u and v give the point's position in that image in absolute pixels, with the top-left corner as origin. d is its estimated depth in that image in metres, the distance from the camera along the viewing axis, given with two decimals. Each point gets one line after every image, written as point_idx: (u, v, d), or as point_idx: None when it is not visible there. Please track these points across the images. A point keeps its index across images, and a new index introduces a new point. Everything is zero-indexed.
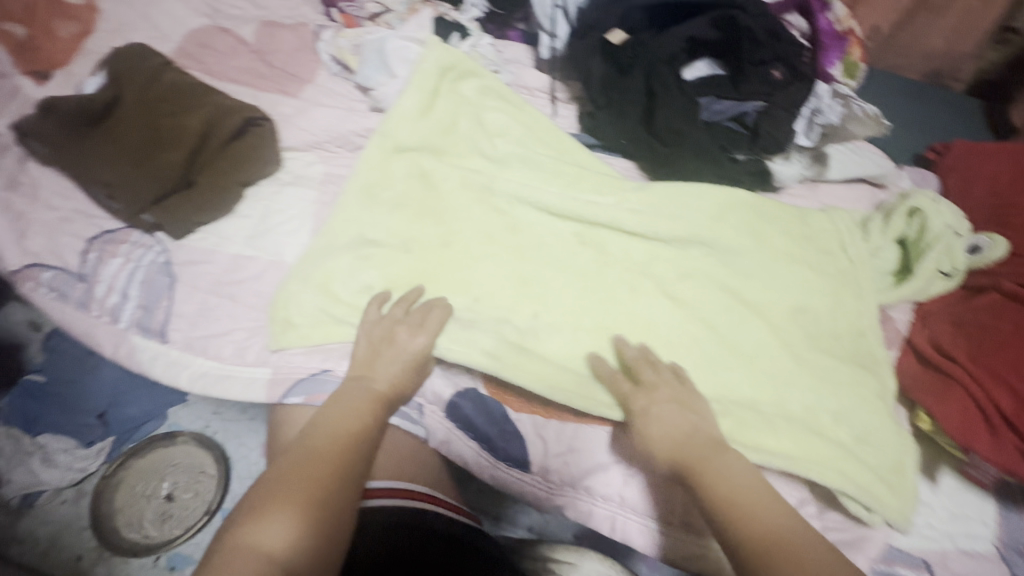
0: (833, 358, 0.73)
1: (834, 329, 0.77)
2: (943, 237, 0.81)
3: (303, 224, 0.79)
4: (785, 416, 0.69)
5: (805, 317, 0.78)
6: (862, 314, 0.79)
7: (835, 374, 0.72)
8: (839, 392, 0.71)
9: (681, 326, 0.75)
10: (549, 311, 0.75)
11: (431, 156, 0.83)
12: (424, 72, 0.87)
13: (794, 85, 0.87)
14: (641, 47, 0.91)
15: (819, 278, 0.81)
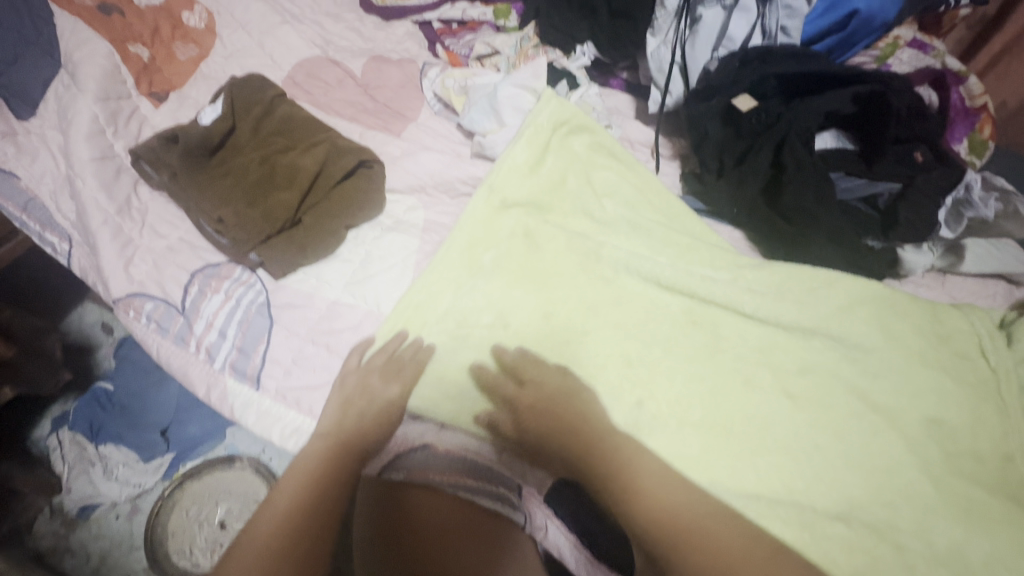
0: (982, 489, 0.65)
1: (977, 450, 0.68)
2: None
3: (403, 274, 0.76)
4: (930, 555, 0.59)
5: (942, 432, 0.69)
6: (1009, 435, 0.70)
7: (987, 509, 0.63)
8: (994, 531, 0.61)
9: (808, 430, 0.67)
10: (655, 400, 0.68)
11: (543, 217, 0.79)
12: (537, 126, 0.83)
13: (938, 170, 0.80)
14: (770, 114, 0.84)
15: (958, 388, 0.72)
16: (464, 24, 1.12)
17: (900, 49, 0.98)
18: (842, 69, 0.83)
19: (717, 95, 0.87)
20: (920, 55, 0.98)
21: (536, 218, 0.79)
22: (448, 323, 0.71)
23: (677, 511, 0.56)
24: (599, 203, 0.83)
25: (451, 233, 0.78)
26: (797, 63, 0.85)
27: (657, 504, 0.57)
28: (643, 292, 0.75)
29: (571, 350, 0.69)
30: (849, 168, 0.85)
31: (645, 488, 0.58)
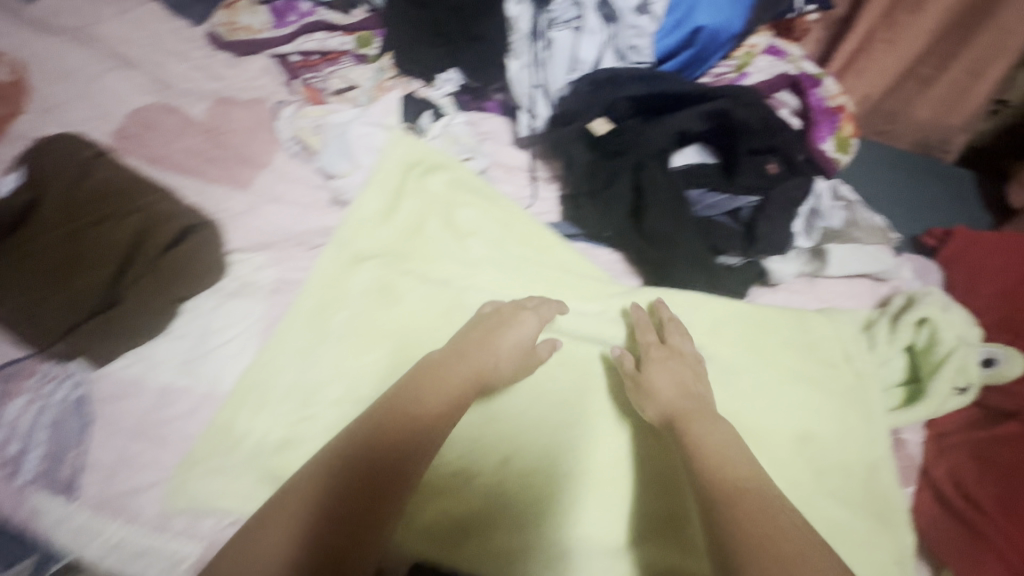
0: (843, 508, 0.66)
1: (844, 463, 0.69)
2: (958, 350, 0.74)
3: (246, 346, 0.69)
4: None
5: (812, 449, 0.69)
6: (874, 443, 0.71)
7: (847, 529, 0.65)
8: (854, 554, 0.64)
9: (669, 468, 0.67)
10: (520, 458, 0.66)
11: (402, 269, 0.76)
12: (386, 172, 0.80)
13: (790, 180, 0.82)
14: (627, 136, 0.83)
15: (823, 399, 0.73)
16: (325, 55, 1.05)
17: (757, 57, 1.01)
18: (690, 87, 0.83)
19: (578, 119, 0.84)
20: (776, 62, 1.01)
21: (393, 271, 0.76)
22: (292, 402, 0.66)
23: (718, 485, 0.55)
24: (464, 242, 0.80)
25: (299, 297, 0.73)
26: (645, 83, 0.83)
27: (718, 473, 0.56)
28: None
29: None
30: (710, 184, 0.84)
31: (731, 467, 0.57)
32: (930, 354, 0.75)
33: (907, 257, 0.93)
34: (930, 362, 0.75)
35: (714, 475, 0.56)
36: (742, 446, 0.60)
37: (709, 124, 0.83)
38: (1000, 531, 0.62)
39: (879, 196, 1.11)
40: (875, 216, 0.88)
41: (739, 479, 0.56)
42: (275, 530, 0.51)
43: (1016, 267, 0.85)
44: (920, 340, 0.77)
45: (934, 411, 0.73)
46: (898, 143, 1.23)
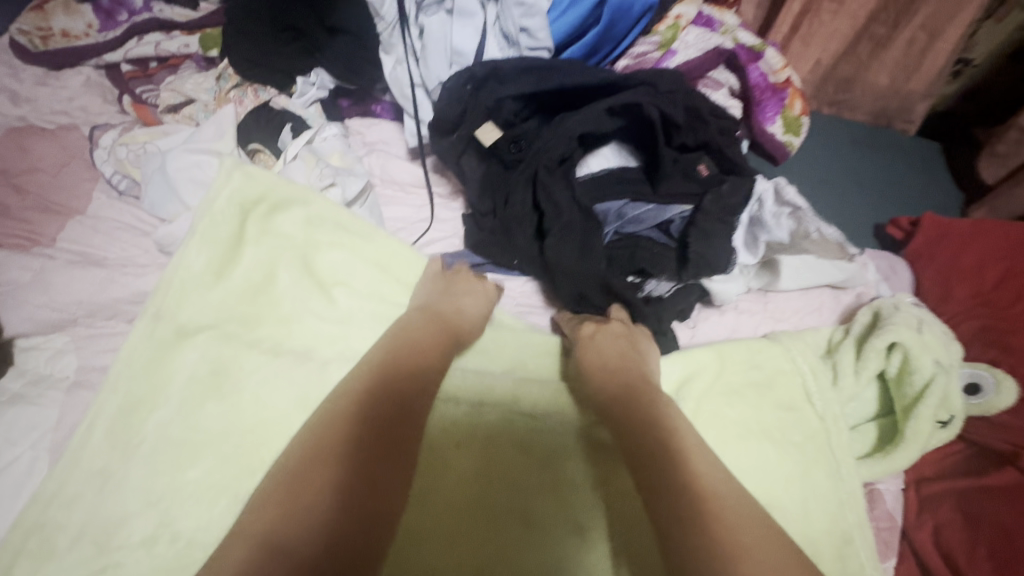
0: None
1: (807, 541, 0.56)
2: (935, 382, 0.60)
3: (25, 470, 0.52)
4: None
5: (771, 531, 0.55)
6: (846, 509, 0.57)
7: None
8: None
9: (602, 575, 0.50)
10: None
11: (245, 341, 0.59)
12: (214, 216, 0.61)
13: (726, 182, 0.67)
14: (523, 143, 0.67)
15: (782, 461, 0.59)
16: (165, 61, 0.87)
17: (685, 30, 0.84)
18: (598, 75, 0.66)
19: (462, 123, 0.66)
20: (706, 33, 0.85)
21: (232, 344, 0.59)
22: (87, 546, 0.49)
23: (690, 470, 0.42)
24: (329, 295, 0.63)
25: (99, 395, 0.54)
26: (536, 75, 0.65)
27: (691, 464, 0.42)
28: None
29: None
30: (631, 193, 0.69)
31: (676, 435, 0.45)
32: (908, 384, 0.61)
33: (871, 254, 0.79)
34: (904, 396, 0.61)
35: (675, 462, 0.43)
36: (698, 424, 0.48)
37: (621, 121, 0.68)
38: None
39: (835, 181, 0.98)
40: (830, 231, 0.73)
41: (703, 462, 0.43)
42: (316, 481, 0.38)
43: (997, 262, 0.73)
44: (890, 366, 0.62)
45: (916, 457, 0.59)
46: (855, 115, 1.08)
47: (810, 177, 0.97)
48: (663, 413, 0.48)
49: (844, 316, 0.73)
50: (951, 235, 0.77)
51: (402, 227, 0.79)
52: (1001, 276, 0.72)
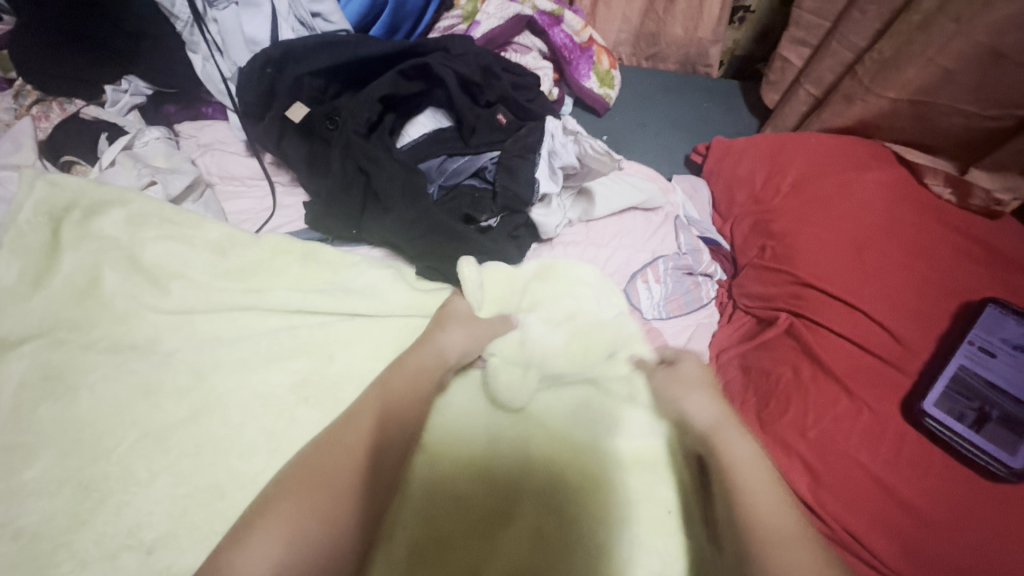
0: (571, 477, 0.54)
1: (569, 416, 0.58)
2: (498, 362, 0.59)
3: None
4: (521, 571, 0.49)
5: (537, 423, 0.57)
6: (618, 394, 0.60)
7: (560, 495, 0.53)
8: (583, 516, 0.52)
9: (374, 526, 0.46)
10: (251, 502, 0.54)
11: (82, 343, 0.60)
12: (19, 228, 0.63)
13: (523, 128, 0.75)
14: (335, 116, 0.71)
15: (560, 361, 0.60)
16: None
17: (486, 2, 0.93)
18: (389, 45, 0.72)
19: (272, 104, 0.70)
20: (507, 2, 0.94)
21: (63, 351, 0.59)
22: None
23: (764, 515, 0.43)
24: (166, 288, 0.65)
25: None
26: (330, 51, 0.70)
27: (756, 506, 0.44)
28: (238, 391, 0.60)
29: (143, 521, 0.52)
30: (447, 150, 0.75)
31: (745, 476, 0.46)
32: (534, 342, 0.60)
33: (676, 179, 0.93)
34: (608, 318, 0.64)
35: (753, 515, 0.43)
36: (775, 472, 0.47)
37: (419, 83, 0.74)
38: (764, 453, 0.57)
39: (654, 122, 1.10)
40: None
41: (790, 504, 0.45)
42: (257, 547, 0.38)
43: (761, 167, 0.86)
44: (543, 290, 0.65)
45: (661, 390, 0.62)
46: (666, 65, 1.22)
47: (631, 122, 1.08)
48: (724, 452, 0.48)
49: (654, 232, 0.84)
50: (730, 152, 0.91)
51: (245, 218, 0.81)
52: (766, 176, 0.85)
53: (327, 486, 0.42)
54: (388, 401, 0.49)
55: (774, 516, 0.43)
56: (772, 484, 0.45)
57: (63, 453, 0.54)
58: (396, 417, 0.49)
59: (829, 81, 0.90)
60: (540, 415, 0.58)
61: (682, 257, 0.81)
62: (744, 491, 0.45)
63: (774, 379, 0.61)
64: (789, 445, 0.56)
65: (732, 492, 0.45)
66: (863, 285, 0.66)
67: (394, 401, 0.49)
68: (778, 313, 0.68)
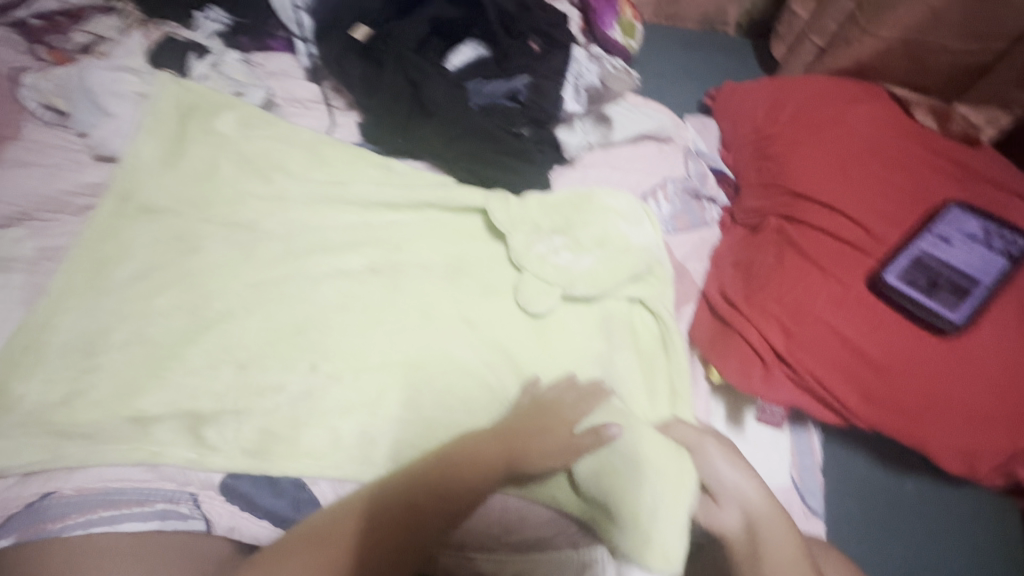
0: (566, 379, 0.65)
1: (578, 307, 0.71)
2: (530, 276, 0.70)
3: (9, 318, 0.65)
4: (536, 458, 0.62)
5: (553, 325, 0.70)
6: (620, 283, 0.70)
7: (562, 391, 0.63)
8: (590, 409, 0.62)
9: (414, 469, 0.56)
10: (329, 350, 0.65)
11: (198, 216, 0.72)
12: (156, 113, 0.76)
13: (553, 54, 0.86)
14: (390, 38, 0.82)
15: (575, 260, 0.71)
16: (69, 14, 0.94)
17: None
18: None
19: (337, 26, 0.83)
20: None
21: (170, 219, 0.71)
22: (92, 359, 0.61)
23: None
24: (267, 177, 0.75)
25: (74, 257, 0.67)
26: None
27: None
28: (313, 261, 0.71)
29: (245, 352, 0.64)
30: (485, 73, 0.86)
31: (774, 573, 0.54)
32: (569, 269, 0.70)
33: (688, 119, 1.03)
34: (632, 249, 0.72)
35: None
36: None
37: (461, 10, 0.86)
38: (747, 321, 0.67)
39: (673, 73, 1.19)
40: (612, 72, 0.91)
41: None
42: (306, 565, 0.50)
43: (766, 103, 0.95)
44: (576, 218, 0.76)
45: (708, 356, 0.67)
46: (687, 23, 1.30)
47: (651, 73, 1.19)
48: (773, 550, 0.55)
49: (667, 158, 0.94)
50: (738, 91, 1.00)
51: None
52: (769, 108, 0.93)
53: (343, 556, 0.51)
54: (445, 471, 0.54)
55: None
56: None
57: (175, 295, 0.66)
58: (452, 493, 0.54)
59: (831, 30, 0.99)
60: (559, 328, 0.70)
61: (690, 181, 0.92)
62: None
63: (760, 264, 0.71)
64: (769, 310, 0.66)
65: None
66: (845, 194, 0.75)
67: (450, 462, 0.55)
68: (769, 219, 0.78)
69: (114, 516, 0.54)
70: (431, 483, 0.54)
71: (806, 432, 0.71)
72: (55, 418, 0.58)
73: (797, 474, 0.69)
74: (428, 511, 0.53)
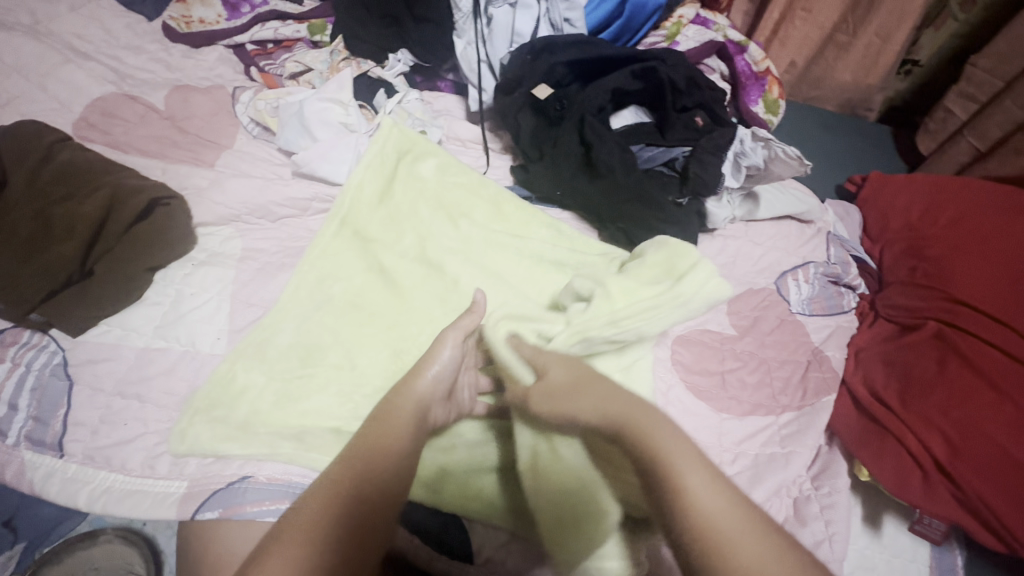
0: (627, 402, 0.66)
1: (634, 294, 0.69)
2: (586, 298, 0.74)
3: (219, 308, 0.73)
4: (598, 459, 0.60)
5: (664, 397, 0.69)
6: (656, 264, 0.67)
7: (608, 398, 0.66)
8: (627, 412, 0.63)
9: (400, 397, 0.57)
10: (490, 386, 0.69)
11: (389, 244, 0.81)
12: (382, 156, 0.87)
13: (716, 130, 0.89)
14: (567, 100, 0.91)
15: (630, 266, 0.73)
16: (280, 44, 1.11)
17: (686, 27, 1.14)
18: (625, 51, 0.92)
19: (521, 86, 0.91)
20: (703, 30, 1.14)
21: (366, 245, 0.80)
22: (292, 359, 0.68)
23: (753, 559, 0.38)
24: (456, 224, 0.84)
25: (301, 269, 0.76)
26: (576, 48, 0.93)
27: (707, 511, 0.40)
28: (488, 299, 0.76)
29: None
30: (647, 140, 0.91)
31: (698, 509, 0.41)
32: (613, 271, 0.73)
33: (830, 203, 1.03)
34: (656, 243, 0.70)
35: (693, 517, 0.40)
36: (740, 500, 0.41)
37: (641, 83, 0.92)
38: (905, 427, 0.67)
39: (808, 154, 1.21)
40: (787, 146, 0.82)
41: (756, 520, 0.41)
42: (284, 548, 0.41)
43: (922, 201, 0.95)
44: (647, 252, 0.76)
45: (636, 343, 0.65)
46: (825, 106, 1.32)
47: None
48: (667, 449, 0.44)
49: (808, 242, 0.95)
50: (889, 185, 1.01)
51: None
52: (924, 209, 0.93)
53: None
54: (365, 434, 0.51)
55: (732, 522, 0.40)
56: (714, 475, 0.43)
57: (366, 313, 0.73)
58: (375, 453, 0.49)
59: (995, 135, 0.98)
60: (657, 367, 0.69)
61: (831, 266, 0.91)
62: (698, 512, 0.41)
63: (918, 370, 0.71)
64: (929, 419, 0.67)
65: (680, 490, 0.42)
66: (1012, 312, 0.74)
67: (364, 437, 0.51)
68: (926, 322, 0.77)
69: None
70: (366, 437, 0.51)
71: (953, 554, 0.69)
72: (251, 407, 0.65)
73: None
74: (386, 463, 0.49)
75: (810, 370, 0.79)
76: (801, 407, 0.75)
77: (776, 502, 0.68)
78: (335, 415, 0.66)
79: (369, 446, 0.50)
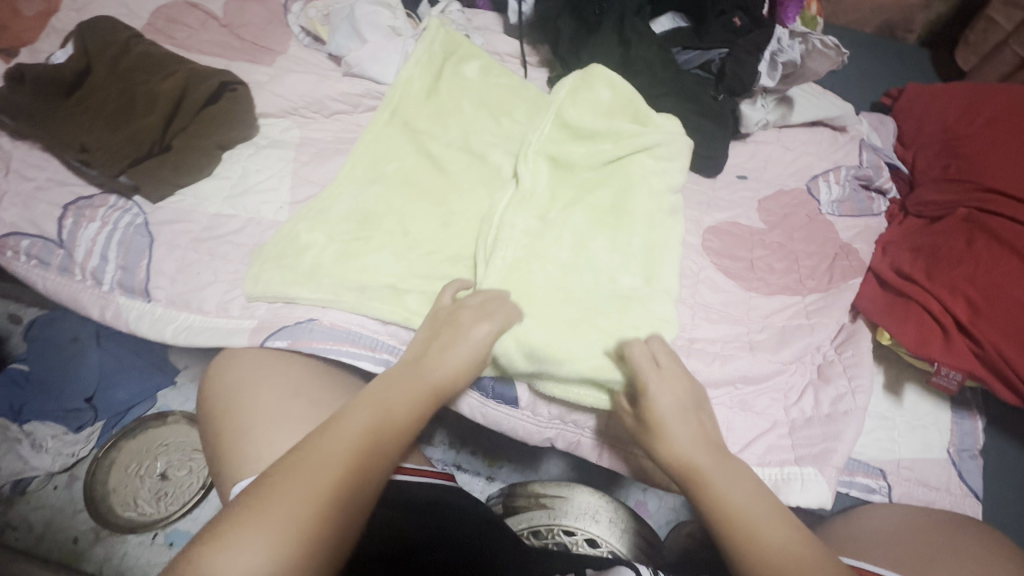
0: (630, 238, 0.74)
1: (610, 134, 0.79)
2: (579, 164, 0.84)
3: (282, 183, 0.79)
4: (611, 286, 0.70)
5: (667, 251, 0.73)
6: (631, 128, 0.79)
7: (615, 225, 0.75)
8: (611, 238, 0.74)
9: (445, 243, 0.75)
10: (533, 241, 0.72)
11: (435, 133, 0.86)
12: (431, 53, 0.91)
13: (754, 32, 0.91)
14: (606, 2, 0.92)
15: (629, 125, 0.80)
16: None
17: None
18: None
19: None
20: None
21: (413, 134, 0.85)
22: (351, 224, 0.75)
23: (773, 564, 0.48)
24: (497, 120, 0.89)
25: (354, 153, 0.81)
26: None
27: (749, 524, 0.50)
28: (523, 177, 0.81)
29: (463, 244, 0.75)
30: (683, 43, 0.94)
31: (748, 531, 0.50)
32: (601, 116, 0.80)
33: (864, 115, 1.04)
34: (623, 99, 0.81)
35: (729, 522, 0.51)
36: (775, 506, 0.52)
37: None
38: (929, 295, 0.71)
39: (845, 75, 1.21)
40: (829, 38, 0.87)
41: (792, 530, 0.50)
42: (274, 518, 0.43)
43: (958, 106, 0.95)
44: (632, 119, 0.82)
45: (637, 194, 0.75)
46: (863, 30, 1.30)
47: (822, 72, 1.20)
48: (716, 486, 0.53)
49: (841, 146, 0.97)
50: (925, 93, 1.01)
51: None
52: (961, 111, 0.94)
53: (280, 546, 0.42)
54: (383, 410, 0.53)
55: (770, 532, 0.50)
56: (753, 497, 0.52)
57: (414, 188, 0.79)
58: (387, 428, 0.52)
59: None
60: (675, 224, 0.75)
61: (863, 169, 0.93)
62: (747, 540, 0.50)
63: (945, 249, 0.74)
64: (954, 287, 0.70)
65: (720, 512, 0.52)
66: None
67: (378, 411, 0.52)
68: (956, 210, 0.80)
69: (355, 353, 0.67)
70: (381, 419, 0.52)
71: (968, 420, 0.74)
72: (315, 263, 0.71)
73: (954, 452, 0.72)
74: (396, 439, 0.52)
75: (837, 260, 0.82)
76: (827, 288, 0.79)
77: (799, 366, 0.72)
78: (387, 279, 0.71)
79: (389, 425, 0.52)
